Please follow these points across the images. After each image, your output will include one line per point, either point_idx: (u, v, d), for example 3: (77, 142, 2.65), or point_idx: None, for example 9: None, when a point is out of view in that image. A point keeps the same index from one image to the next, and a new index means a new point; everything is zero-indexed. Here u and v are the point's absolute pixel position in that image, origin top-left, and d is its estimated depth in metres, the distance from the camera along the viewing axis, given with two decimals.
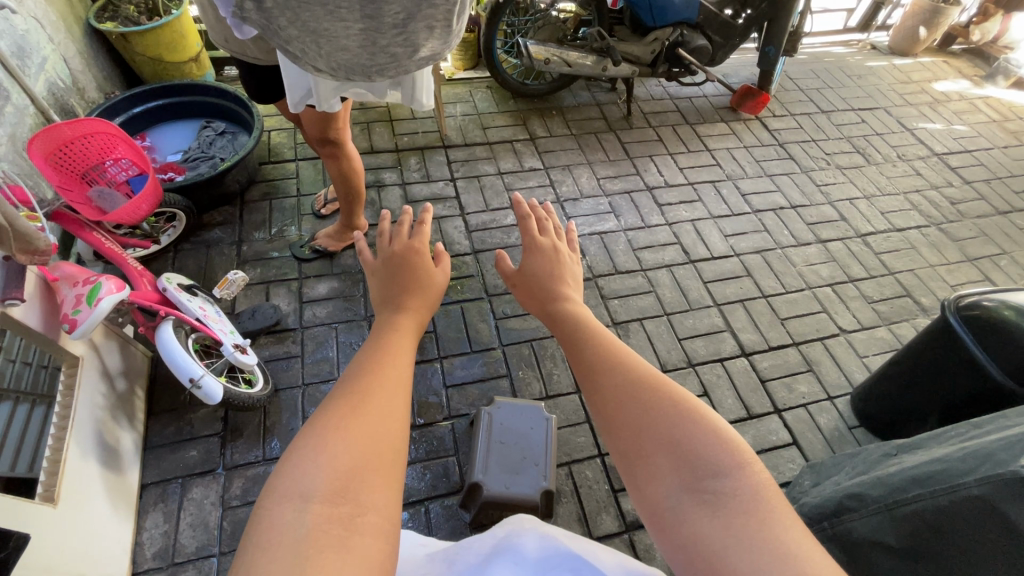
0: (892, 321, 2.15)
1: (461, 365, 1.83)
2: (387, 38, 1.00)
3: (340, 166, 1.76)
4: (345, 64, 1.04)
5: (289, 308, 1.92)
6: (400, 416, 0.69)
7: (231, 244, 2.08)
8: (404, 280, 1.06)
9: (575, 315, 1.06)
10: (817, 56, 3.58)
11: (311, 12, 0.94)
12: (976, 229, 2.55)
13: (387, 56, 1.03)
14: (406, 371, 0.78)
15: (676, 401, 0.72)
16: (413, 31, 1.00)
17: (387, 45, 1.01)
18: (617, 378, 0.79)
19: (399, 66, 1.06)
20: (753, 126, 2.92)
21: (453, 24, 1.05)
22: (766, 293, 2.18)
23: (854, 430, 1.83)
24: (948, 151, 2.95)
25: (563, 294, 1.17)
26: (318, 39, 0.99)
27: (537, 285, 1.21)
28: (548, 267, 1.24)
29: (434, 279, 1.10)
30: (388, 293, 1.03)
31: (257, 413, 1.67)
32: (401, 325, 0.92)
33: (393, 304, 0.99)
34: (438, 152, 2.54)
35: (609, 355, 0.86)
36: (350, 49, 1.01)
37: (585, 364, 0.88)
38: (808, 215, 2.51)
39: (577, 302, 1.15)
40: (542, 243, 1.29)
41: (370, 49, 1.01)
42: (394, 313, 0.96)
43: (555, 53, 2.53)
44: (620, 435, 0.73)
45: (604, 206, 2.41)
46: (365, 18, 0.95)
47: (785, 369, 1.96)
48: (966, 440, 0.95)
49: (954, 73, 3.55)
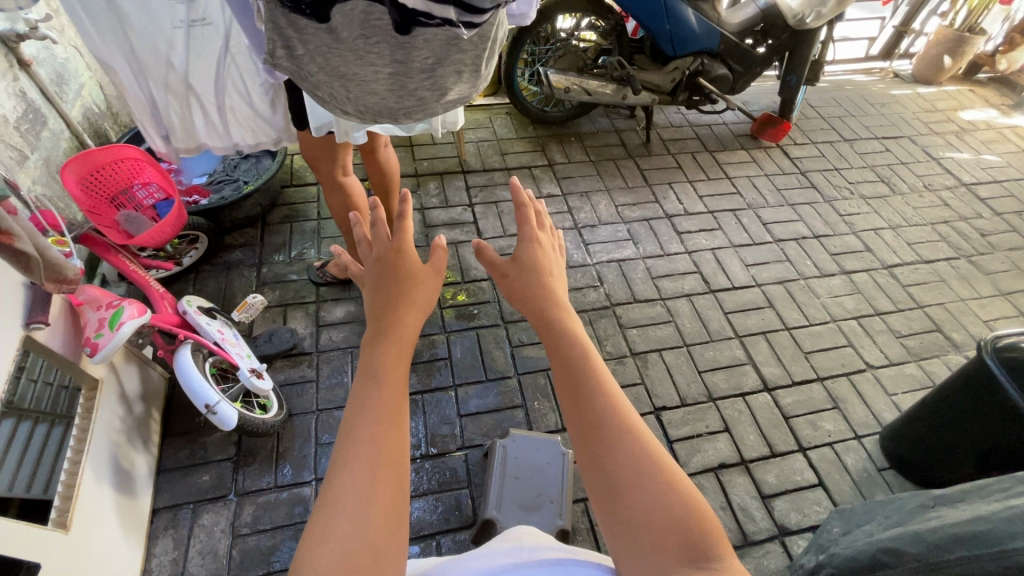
0: (922, 357, 2.07)
1: (476, 395, 1.80)
2: (415, 82, 1.00)
3: (339, 190, 1.68)
4: (374, 107, 1.04)
5: (306, 331, 1.93)
6: (382, 513, 0.68)
7: (252, 265, 2.10)
8: (393, 292, 0.95)
9: (565, 327, 0.94)
10: (839, 84, 3.56)
11: (341, 56, 0.95)
12: (1008, 262, 2.47)
13: (415, 100, 1.03)
14: (399, 445, 0.76)
15: (670, 480, 0.71)
16: (441, 75, 1.00)
17: (415, 89, 1.01)
18: (611, 440, 0.75)
19: (426, 109, 1.06)
20: (774, 154, 2.90)
21: (483, 69, 1.06)
22: (789, 325, 2.13)
23: (884, 473, 1.75)
24: (977, 182, 2.89)
25: (557, 297, 1.01)
26: (347, 83, 0.99)
27: (529, 280, 1.04)
28: (544, 264, 1.07)
29: (427, 284, 1.00)
30: (378, 308, 0.93)
31: (271, 439, 1.66)
32: (392, 359, 0.84)
33: (381, 325, 0.89)
34: (457, 177, 2.57)
35: (605, 403, 0.80)
36: (378, 93, 1.01)
37: (576, 405, 0.82)
38: (831, 245, 2.47)
39: (568, 305, 1.01)
40: (541, 240, 1.12)
41: (398, 93, 1.02)
42: (374, 343, 0.87)
43: (575, 82, 2.54)
44: (613, 505, 0.71)
45: (622, 233, 2.40)
46: (394, 63, 0.97)
47: (810, 406, 1.89)
48: (1011, 498, 0.89)
49: (981, 102, 3.50)
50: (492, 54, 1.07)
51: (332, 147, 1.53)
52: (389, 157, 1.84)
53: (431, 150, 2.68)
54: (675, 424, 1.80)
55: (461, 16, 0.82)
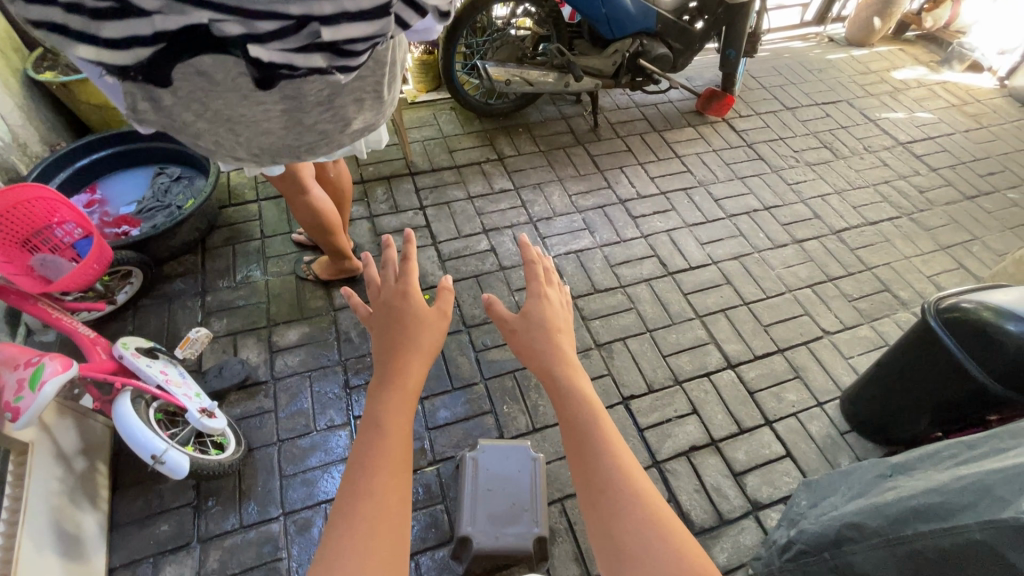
0: (874, 318, 2.14)
1: (444, 405, 1.77)
2: (313, 116, 0.92)
3: (307, 206, 1.65)
4: (269, 146, 0.96)
5: (259, 359, 1.84)
6: (380, 568, 0.70)
7: (194, 295, 1.99)
8: (396, 340, 0.99)
9: (572, 385, 1.00)
10: (777, 52, 3.61)
11: (223, 99, 0.84)
12: (946, 217, 2.57)
13: (316, 134, 0.96)
14: (400, 499, 0.79)
15: (676, 546, 0.75)
16: (341, 106, 0.94)
17: (314, 123, 0.94)
18: (614, 498, 0.81)
19: (331, 141, 1.00)
20: (720, 129, 2.92)
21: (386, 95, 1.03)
22: (747, 300, 2.16)
23: (846, 436, 1.81)
24: (912, 140, 2.98)
25: (566, 354, 1.08)
26: (234, 126, 0.90)
27: (534, 336, 1.11)
28: (551, 319, 1.14)
29: (432, 328, 1.03)
30: (385, 355, 0.97)
31: (231, 477, 1.59)
32: (392, 412, 0.87)
33: (387, 373, 0.93)
34: (405, 180, 2.49)
35: (613, 465, 0.86)
36: (274, 132, 0.92)
37: (584, 466, 0.87)
38: (781, 215, 2.51)
39: (576, 362, 1.07)
40: (548, 295, 1.19)
41: (295, 130, 0.94)
42: (378, 394, 0.90)
43: (515, 73, 2.46)
44: (619, 566, 0.75)
45: (578, 223, 2.38)
46: (285, 99, 0.86)
47: (772, 378, 1.93)
48: (962, 466, 0.92)
49: (911, 60, 3.61)
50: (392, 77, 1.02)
51: (297, 178, 1.53)
52: (341, 171, 1.80)
53: (376, 154, 2.59)
54: (645, 412, 1.81)
55: (331, 61, 0.72)
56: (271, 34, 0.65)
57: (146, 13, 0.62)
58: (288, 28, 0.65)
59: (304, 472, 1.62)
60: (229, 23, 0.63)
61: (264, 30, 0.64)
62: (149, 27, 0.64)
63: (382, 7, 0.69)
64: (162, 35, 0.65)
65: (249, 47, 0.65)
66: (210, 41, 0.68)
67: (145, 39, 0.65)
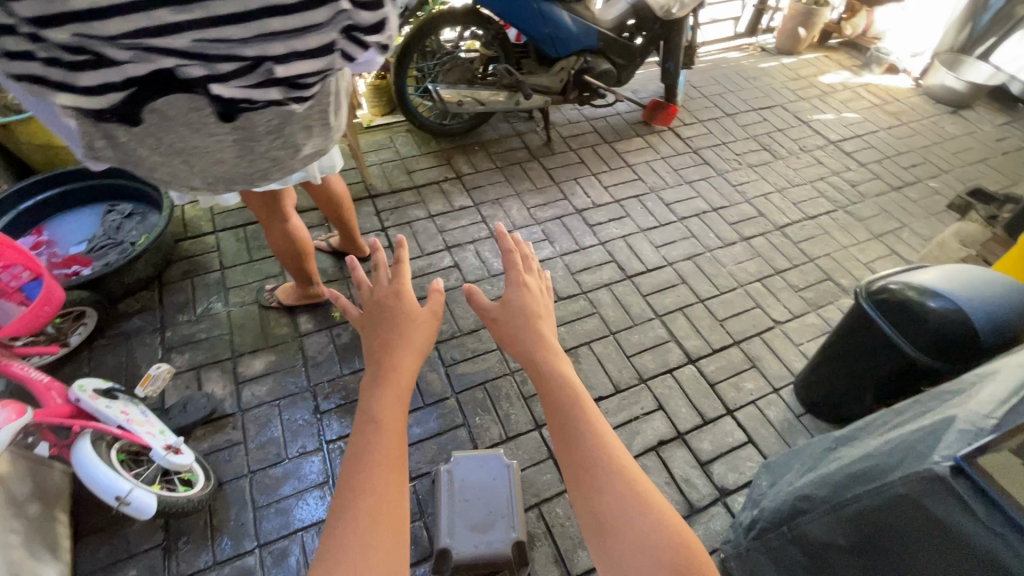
0: (819, 306, 2.28)
1: (416, 422, 1.79)
2: (263, 145, 0.96)
3: (284, 233, 1.65)
4: (223, 174, 0.99)
5: (225, 391, 1.82)
6: (381, 549, 0.70)
7: (154, 331, 1.95)
8: (392, 339, 1.00)
9: (556, 369, 1.01)
10: (715, 63, 3.83)
11: (175, 133, 0.87)
12: (877, 207, 2.77)
13: (267, 161, 1.00)
14: (400, 487, 0.78)
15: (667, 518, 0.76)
16: (290, 133, 0.97)
17: (266, 151, 0.97)
18: (603, 473, 0.82)
19: (282, 166, 1.04)
20: (666, 137, 3.07)
21: (334, 125, 1.08)
22: (702, 297, 2.27)
23: (802, 418, 1.92)
24: (842, 138, 3.21)
25: (547, 340, 1.08)
26: (188, 157, 0.93)
27: (520, 324, 1.12)
28: (534, 307, 1.16)
29: (427, 322, 1.08)
30: (378, 347, 0.99)
31: (202, 513, 1.56)
32: (387, 400, 0.87)
33: (380, 364, 0.94)
34: (365, 203, 2.51)
35: (597, 443, 0.86)
36: (226, 161, 0.96)
37: (569, 445, 0.88)
38: (729, 215, 2.65)
39: (557, 347, 1.08)
40: (528, 284, 1.21)
41: (248, 158, 0.98)
42: (371, 388, 0.90)
43: (467, 94, 2.54)
44: (604, 537, 0.77)
45: (537, 235, 2.45)
46: (236, 130, 0.90)
47: (730, 369, 2.03)
48: (892, 431, 1.00)
49: (836, 65, 3.89)
50: (336, 99, 1.05)
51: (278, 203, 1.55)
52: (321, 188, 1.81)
53: None
54: (613, 412, 1.87)
55: (286, 92, 0.82)
56: (231, 74, 0.73)
57: (117, 63, 0.66)
58: (244, 69, 0.73)
59: (278, 501, 1.60)
60: (195, 67, 0.70)
61: (225, 71, 0.72)
62: (119, 74, 0.68)
63: (327, 46, 0.77)
64: (130, 82, 0.70)
65: (211, 85, 0.74)
66: (173, 83, 0.73)
67: (115, 86, 0.69)
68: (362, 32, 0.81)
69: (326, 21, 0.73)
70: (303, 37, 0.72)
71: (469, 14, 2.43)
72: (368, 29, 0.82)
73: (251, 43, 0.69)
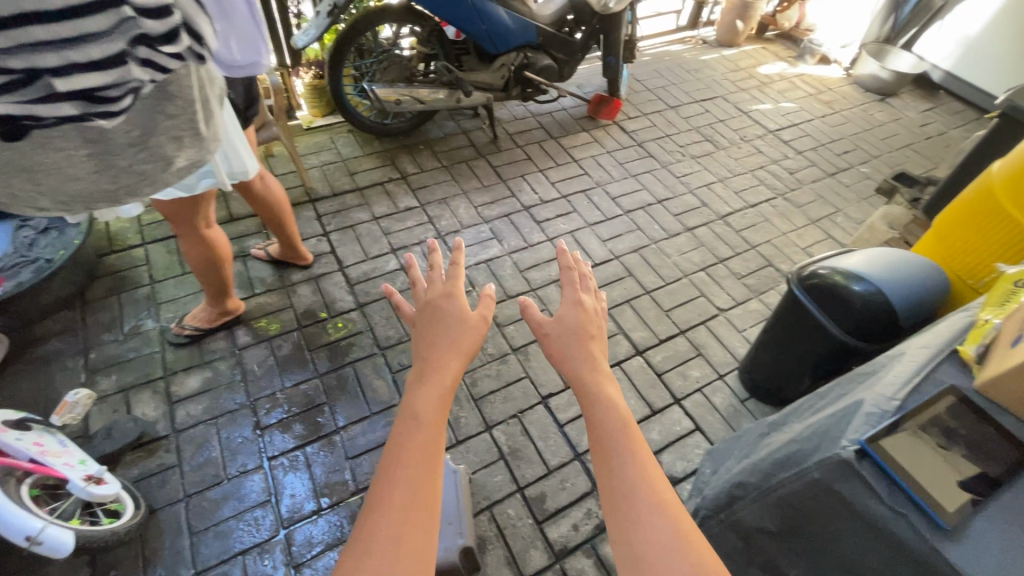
0: (761, 292, 2.35)
1: (362, 432, 1.75)
2: (124, 158, 0.91)
3: (201, 243, 1.59)
4: (81, 193, 0.92)
5: (157, 413, 1.72)
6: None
7: (76, 353, 1.83)
8: (433, 340, 0.92)
9: (603, 393, 0.89)
10: (658, 56, 3.88)
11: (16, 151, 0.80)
12: (814, 194, 2.88)
13: (134, 175, 0.95)
14: (434, 496, 0.72)
15: None
16: (156, 145, 0.94)
17: (129, 165, 0.93)
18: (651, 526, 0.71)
19: (154, 181, 0.99)
20: (612, 131, 3.09)
21: (208, 135, 1.04)
22: (649, 288, 2.30)
23: (746, 402, 1.97)
24: (780, 128, 3.31)
25: (596, 362, 0.95)
26: (34, 175, 0.84)
27: (576, 347, 0.97)
28: (591, 328, 1.01)
29: (474, 329, 0.95)
30: (423, 351, 0.90)
31: (133, 544, 1.47)
32: (430, 408, 0.80)
33: (424, 369, 0.86)
34: (306, 207, 2.43)
35: (642, 482, 0.75)
36: (81, 178, 0.89)
37: (611, 481, 0.77)
38: (674, 207, 2.69)
39: (607, 370, 0.94)
40: (586, 302, 1.05)
41: (108, 173, 0.92)
42: (415, 388, 0.83)
43: (405, 92, 2.49)
44: None
45: (485, 233, 2.42)
46: (88, 142, 0.85)
47: (677, 358, 2.06)
48: (815, 414, 1.03)
49: (773, 57, 4.01)
50: (206, 103, 1.00)
51: (196, 212, 1.50)
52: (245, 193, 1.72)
53: None
54: (564, 408, 1.87)
55: (86, 108, 0.74)
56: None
57: None
58: (15, 83, 0.66)
59: (216, 525, 1.53)
60: None
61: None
62: None
63: (117, 57, 0.71)
64: None
65: None
66: None
67: None
68: (155, 42, 0.76)
69: (105, 28, 0.68)
70: (82, 46, 0.67)
71: (406, 12, 2.39)
72: (162, 39, 0.77)
73: (12, 52, 0.63)
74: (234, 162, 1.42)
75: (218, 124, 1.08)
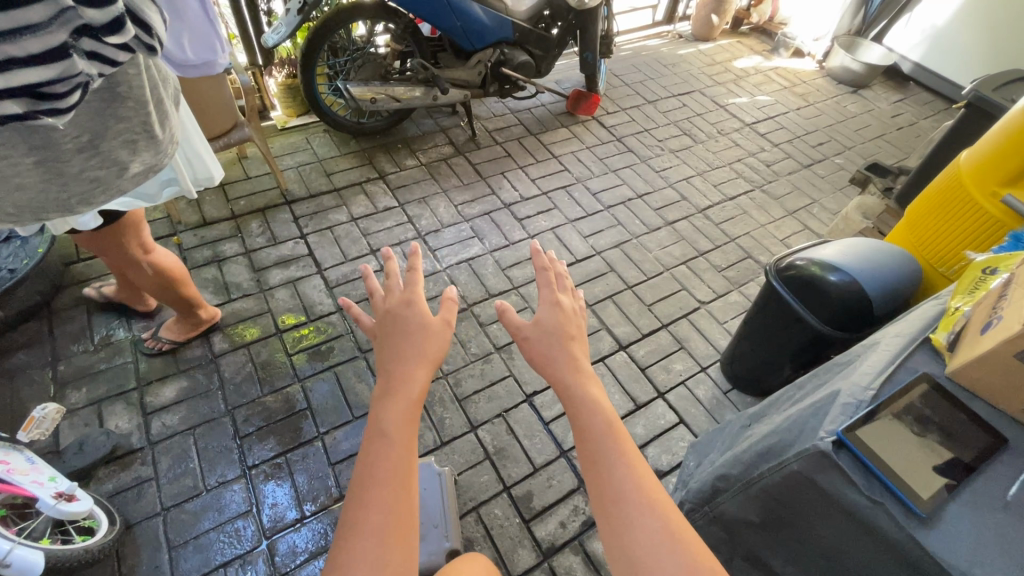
0: (741, 284, 2.37)
1: (345, 438, 1.72)
2: (75, 164, 0.86)
3: (148, 273, 1.56)
4: (29, 203, 0.85)
5: (131, 425, 1.66)
6: None
7: (44, 366, 1.77)
8: (401, 351, 0.93)
9: (585, 393, 0.94)
10: (636, 50, 3.89)
11: None
12: (790, 185, 2.92)
13: (86, 182, 0.89)
14: (411, 508, 0.75)
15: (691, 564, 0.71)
16: (108, 150, 0.90)
17: (81, 171, 0.88)
18: (627, 514, 0.76)
19: (108, 188, 0.94)
20: (591, 126, 3.09)
21: (163, 138, 1.00)
22: (630, 283, 2.30)
23: (728, 394, 1.99)
24: (756, 121, 3.35)
25: (576, 362, 1.00)
26: None
27: (549, 345, 1.02)
28: (565, 327, 1.05)
29: (440, 337, 0.97)
30: (390, 362, 0.91)
31: (109, 562, 1.43)
32: (398, 422, 0.82)
33: (392, 381, 0.88)
34: (282, 210, 2.38)
35: (625, 472, 0.81)
36: (29, 187, 0.83)
37: (596, 474, 0.82)
38: (653, 201, 2.71)
39: (588, 368, 1.00)
40: (560, 302, 1.10)
41: (57, 181, 0.86)
42: (385, 402, 0.85)
43: (381, 91, 2.43)
44: None
45: (466, 232, 2.41)
46: (36, 150, 0.80)
47: (660, 352, 2.07)
48: (795, 405, 1.03)
49: (748, 50, 4.05)
50: (159, 102, 0.97)
51: (123, 246, 1.47)
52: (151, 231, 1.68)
53: (246, 185, 2.44)
54: (549, 405, 1.86)
55: (33, 106, 0.64)
56: None
57: None
58: None
59: (196, 537, 1.49)
60: None
61: None
62: None
63: (60, 49, 0.62)
64: None
65: None
66: None
67: None
68: (99, 33, 0.67)
69: (43, 19, 0.58)
70: (20, 37, 0.58)
71: (379, 8, 2.33)
72: (107, 28, 0.67)
73: None
74: (197, 167, 1.39)
75: (174, 125, 1.05)
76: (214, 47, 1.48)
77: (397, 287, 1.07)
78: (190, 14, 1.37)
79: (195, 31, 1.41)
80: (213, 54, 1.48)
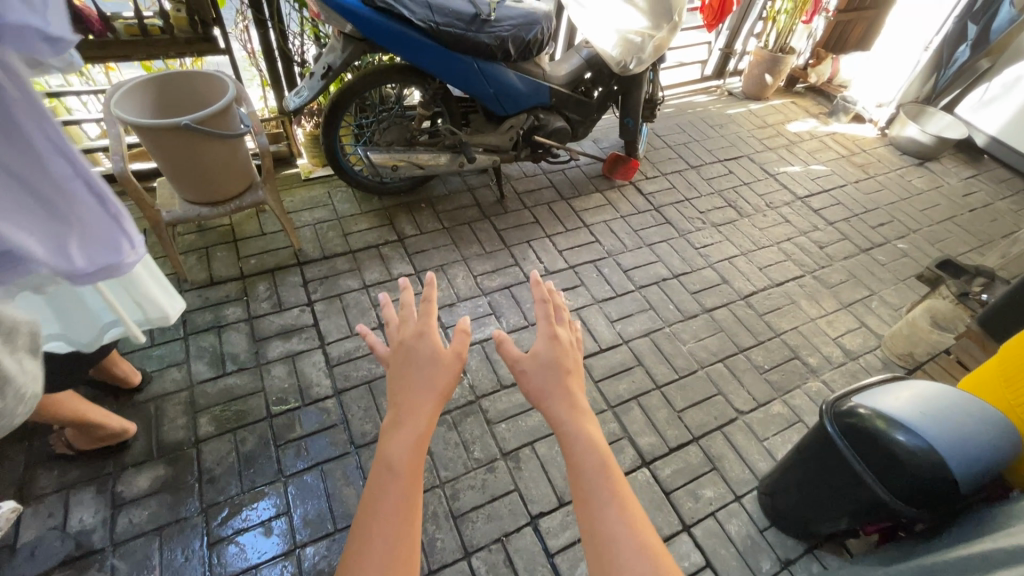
0: (786, 392, 2.10)
1: (323, 554, 1.54)
2: None
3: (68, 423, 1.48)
4: None
5: (97, 519, 1.53)
6: None
7: (20, 439, 1.66)
8: (407, 381, 0.89)
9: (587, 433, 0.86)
10: (682, 107, 3.70)
11: None
12: (846, 272, 2.63)
13: None
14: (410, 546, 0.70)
15: None
16: None
17: None
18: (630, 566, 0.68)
19: None
20: (627, 193, 2.90)
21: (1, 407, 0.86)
22: (659, 382, 2.07)
23: (766, 533, 1.71)
24: (809, 194, 3.09)
25: (575, 400, 0.92)
26: None
27: (552, 381, 0.95)
28: (566, 361, 0.99)
29: (447, 365, 0.92)
30: (397, 393, 0.88)
31: None
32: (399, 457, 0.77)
33: (397, 413, 0.84)
34: (293, 271, 2.26)
35: (623, 522, 0.73)
36: None
37: (590, 520, 0.74)
38: (690, 283, 2.47)
39: (587, 408, 0.92)
40: (560, 336, 1.02)
41: None
42: (388, 434, 0.81)
43: (403, 157, 2.32)
44: None
45: (483, 308, 2.23)
46: None
47: (688, 473, 1.82)
48: None
49: (803, 112, 3.81)
50: None
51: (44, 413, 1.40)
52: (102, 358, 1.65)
53: (260, 243, 2.35)
54: (555, 532, 1.64)
55: None
56: None
57: None
58: None
59: None
60: None
61: None
62: None
63: None
64: None
65: None
66: None
67: None
68: None
69: None
70: None
71: (409, 71, 2.23)
72: None
73: None
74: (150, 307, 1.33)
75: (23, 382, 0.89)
76: (120, 242, 0.99)
77: (408, 316, 1.03)
78: (82, 210, 0.91)
79: (92, 231, 0.94)
80: (118, 253, 0.98)
